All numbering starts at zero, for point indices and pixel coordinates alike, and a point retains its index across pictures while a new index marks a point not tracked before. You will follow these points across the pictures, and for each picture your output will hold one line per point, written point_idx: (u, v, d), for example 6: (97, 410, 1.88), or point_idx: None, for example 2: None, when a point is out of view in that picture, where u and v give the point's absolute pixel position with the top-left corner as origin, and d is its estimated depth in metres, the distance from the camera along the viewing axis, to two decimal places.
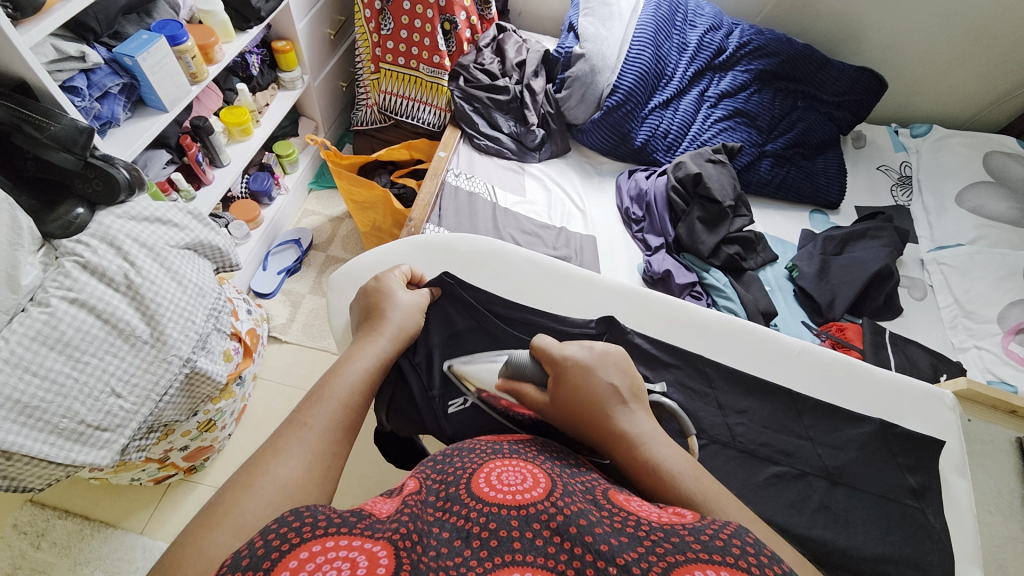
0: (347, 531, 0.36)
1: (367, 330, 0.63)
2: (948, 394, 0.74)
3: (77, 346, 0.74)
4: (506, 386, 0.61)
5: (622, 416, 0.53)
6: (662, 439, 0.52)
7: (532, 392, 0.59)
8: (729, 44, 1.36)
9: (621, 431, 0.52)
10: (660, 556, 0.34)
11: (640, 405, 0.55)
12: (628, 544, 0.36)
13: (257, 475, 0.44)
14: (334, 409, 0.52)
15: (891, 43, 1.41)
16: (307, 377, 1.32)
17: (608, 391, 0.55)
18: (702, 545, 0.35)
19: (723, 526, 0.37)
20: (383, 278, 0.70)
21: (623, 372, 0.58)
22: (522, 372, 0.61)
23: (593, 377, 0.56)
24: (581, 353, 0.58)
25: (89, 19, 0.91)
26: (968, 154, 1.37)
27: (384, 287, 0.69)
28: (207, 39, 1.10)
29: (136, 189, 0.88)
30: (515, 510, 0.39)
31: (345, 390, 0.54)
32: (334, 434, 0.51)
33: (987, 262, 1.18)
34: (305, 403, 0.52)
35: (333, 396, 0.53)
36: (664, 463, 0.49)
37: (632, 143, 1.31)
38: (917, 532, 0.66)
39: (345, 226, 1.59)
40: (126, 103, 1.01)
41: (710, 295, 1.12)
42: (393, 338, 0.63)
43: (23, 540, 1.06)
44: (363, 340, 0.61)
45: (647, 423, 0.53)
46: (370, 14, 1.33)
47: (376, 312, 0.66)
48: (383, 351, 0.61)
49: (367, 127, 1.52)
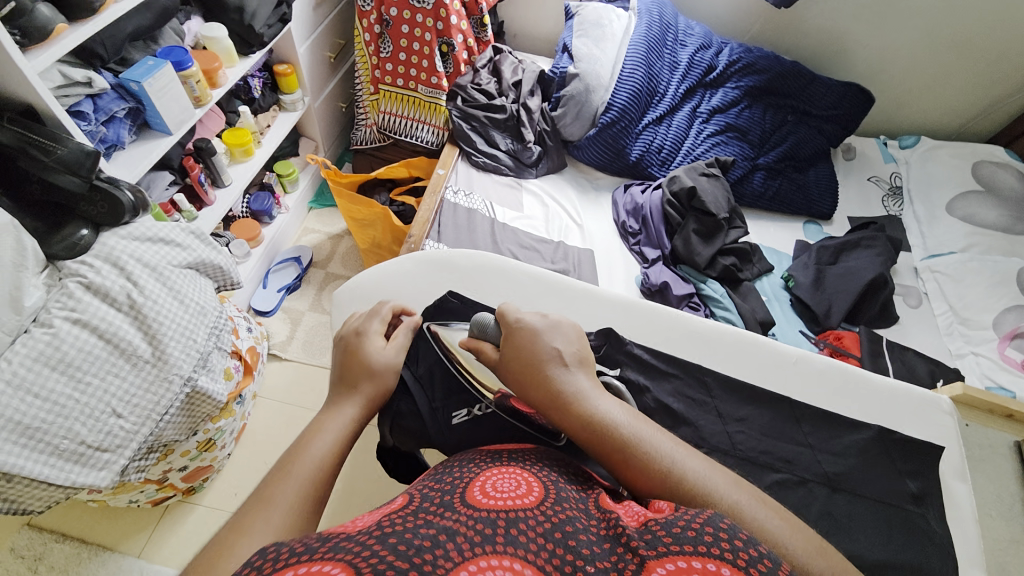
0: (305, 558, 0.32)
1: (343, 388, 0.59)
2: (944, 400, 0.75)
3: (79, 367, 0.75)
4: (469, 344, 0.63)
5: (561, 375, 0.54)
6: (601, 395, 0.53)
7: (489, 351, 0.60)
8: (719, 62, 1.40)
9: (559, 390, 0.53)
10: (634, 551, 0.35)
11: (583, 367, 0.56)
12: (606, 551, 0.36)
13: (222, 561, 0.39)
14: (304, 481, 0.47)
15: (876, 59, 1.46)
16: (307, 394, 1.32)
17: (550, 352, 0.56)
18: (674, 537, 0.35)
19: (696, 514, 0.37)
20: (363, 335, 0.63)
21: (570, 340, 0.58)
22: (483, 332, 0.63)
23: (539, 340, 0.57)
24: (532, 319, 0.60)
25: (97, 46, 0.93)
26: (956, 164, 1.40)
27: (359, 349, 0.62)
28: (211, 64, 1.14)
29: (140, 211, 0.89)
30: (503, 514, 0.38)
31: (314, 463, 0.49)
32: (305, 508, 0.46)
33: (979, 269, 1.20)
34: (272, 478, 0.47)
35: (302, 469, 0.48)
36: (597, 416, 0.50)
37: (627, 158, 1.34)
38: (920, 538, 0.66)
39: (344, 244, 1.61)
40: (131, 126, 1.03)
41: (707, 306, 1.14)
42: (367, 401, 0.58)
43: (20, 565, 1.05)
44: (335, 403, 0.57)
45: (588, 382, 0.54)
46: (369, 38, 1.37)
47: (349, 365, 0.61)
48: (350, 420, 0.55)
49: (366, 146, 1.55)
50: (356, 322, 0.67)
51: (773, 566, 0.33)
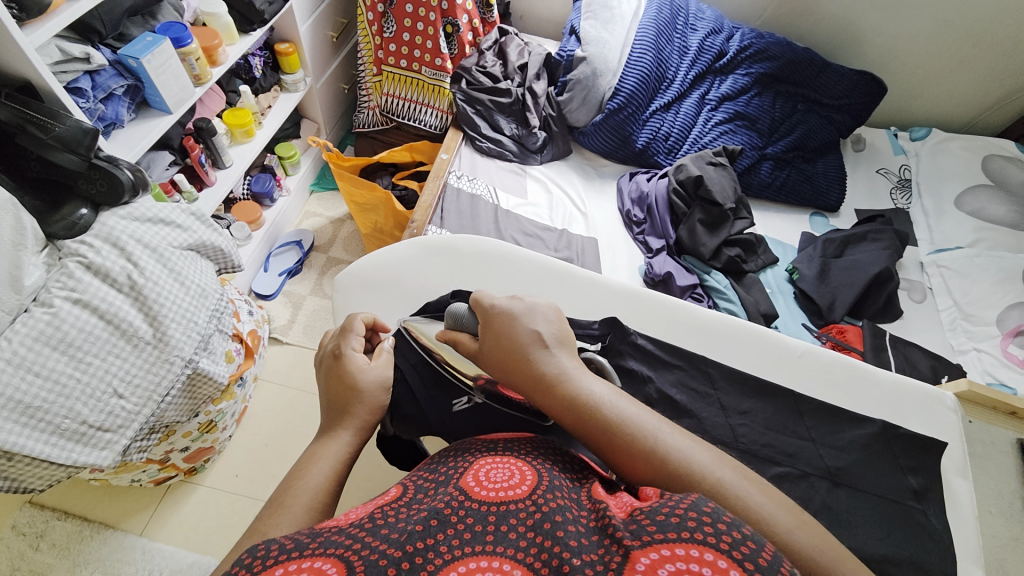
0: (297, 554, 0.33)
1: (333, 414, 0.56)
2: (948, 396, 0.74)
3: (80, 347, 0.75)
4: (446, 336, 0.64)
5: (543, 358, 0.53)
6: (585, 373, 0.53)
7: (467, 342, 0.60)
8: (730, 48, 1.37)
9: (541, 373, 0.52)
10: (619, 543, 0.34)
11: (565, 347, 0.55)
12: (594, 543, 0.35)
13: None
14: (301, 513, 0.45)
15: (891, 48, 1.42)
16: (308, 378, 1.32)
17: (529, 336, 0.55)
18: (657, 525, 0.35)
19: (679, 499, 0.36)
20: (345, 351, 0.60)
21: (549, 321, 0.57)
22: (459, 323, 0.63)
23: (517, 323, 0.56)
24: (510, 303, 0.58)
25: (94, 20, 0.91)
26: (968, 157, 1.38)
27: (345, 368, 0.59)
28: (211, 41, 1.11)
29: (140, 189, 0.88)
30: (494, 506, 0.39)
31: (310, 493, 0.47)
32: None
33: (985, 265, 1.19)
34: (266, 512, 0.45)
35: (297, 501, 0.46)
36: (583, 396, 0.50)
37: (633, 146, 1.32)
38: (918, 533, 0.66)
39: (346, 228, 1.60)
40: (130, 104, 1.01)
41: (711, 297, 1.13)
42: (361, 424, 0.55)
43: (23, 541, 1.06)
44: (329, 428, 0.54)
45: (570, 361, 0.54)
46: (373, 17, 1.34)
47: (336, 386, 0.58)
48: (347, 446, 0.53)
49: (369, 129, 1.52)
50: (332, 342, 0.63)
51: (756, 548, 0.33)
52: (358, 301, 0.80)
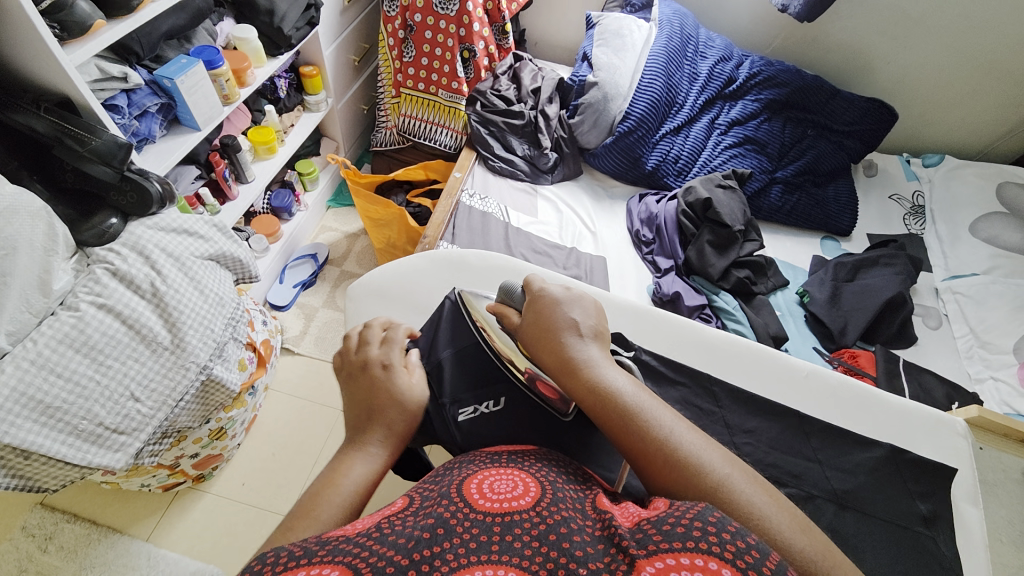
0: (306, 561, 0.34)
1: (368, 425, 0.56)
2: (959, 422, 0.73)
3: (101, 350, 0.77)
4: (495, 308, 0.67)
5: (574, 344, 0.54)
6: (611, 365, 0.53)
7: (512, 316, 0.63)
8: (739, 74, 1.40)
9: (570, 357, 0.53)
10: (625, 551, 0.35)
11: (598, 339, 0.56)
12: (599, 551, 0.36)
13: None
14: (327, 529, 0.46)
15: (902, 76, 1.44)
16: (318, 389, 1.34)
17: (567, 321, 0.56)
18: (663, 534, 0.35)
19: (686, 509, 0.37)
20: (394, 367, 0.61)
21: (588, 312, 0.58)
22: (508, 298, 0.66)
23: (558, 308, 0.58)
24: (558, 289, 0.61)
25: (133, 43, 0.98)
26: (981, 184, 1.37)
27: (391, 384, 0.59)
28: (241, 64, 1.17)
29: (167, 202, 0.92)
30: (499, 517, 0.39)
31: (338, 508, 0.48)
32: None
33: (1001, 293, 1.17)
34: (296, 518, 0.46)
35: (326, 515, 0.47)
36: (605, 383, 0.51)
37: (643, 167, 1.35)
38: (928, 561, 0.64)
39: (360, 243, 1.64)
40: (162, 121, 1.07)
41: (719, 318, 1.13)
42: (395, 445, 0.56)
43: (30, 543, 1.07)
44: (363, 441, 0.55)
45: (600, 353, 0.54)
46: (393, 42, 1.40)
47: (376, 397, 0.59)
48: (379, 464, 0.54)
49: (385, 148, 1.57)
50: (380, 349, 0.64)
51: (760, 557, 0.33)
52: (368, 311, 0.82)
